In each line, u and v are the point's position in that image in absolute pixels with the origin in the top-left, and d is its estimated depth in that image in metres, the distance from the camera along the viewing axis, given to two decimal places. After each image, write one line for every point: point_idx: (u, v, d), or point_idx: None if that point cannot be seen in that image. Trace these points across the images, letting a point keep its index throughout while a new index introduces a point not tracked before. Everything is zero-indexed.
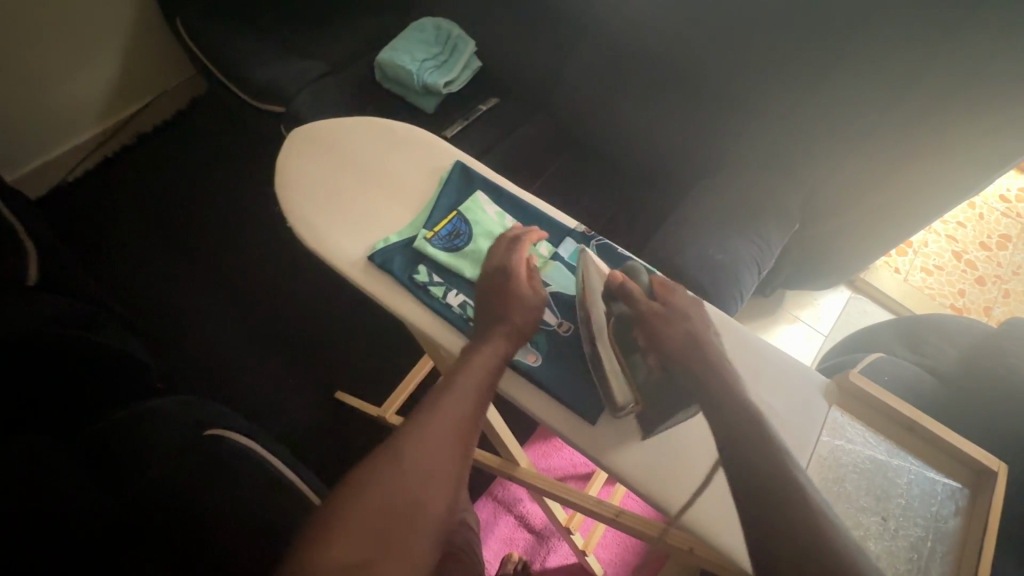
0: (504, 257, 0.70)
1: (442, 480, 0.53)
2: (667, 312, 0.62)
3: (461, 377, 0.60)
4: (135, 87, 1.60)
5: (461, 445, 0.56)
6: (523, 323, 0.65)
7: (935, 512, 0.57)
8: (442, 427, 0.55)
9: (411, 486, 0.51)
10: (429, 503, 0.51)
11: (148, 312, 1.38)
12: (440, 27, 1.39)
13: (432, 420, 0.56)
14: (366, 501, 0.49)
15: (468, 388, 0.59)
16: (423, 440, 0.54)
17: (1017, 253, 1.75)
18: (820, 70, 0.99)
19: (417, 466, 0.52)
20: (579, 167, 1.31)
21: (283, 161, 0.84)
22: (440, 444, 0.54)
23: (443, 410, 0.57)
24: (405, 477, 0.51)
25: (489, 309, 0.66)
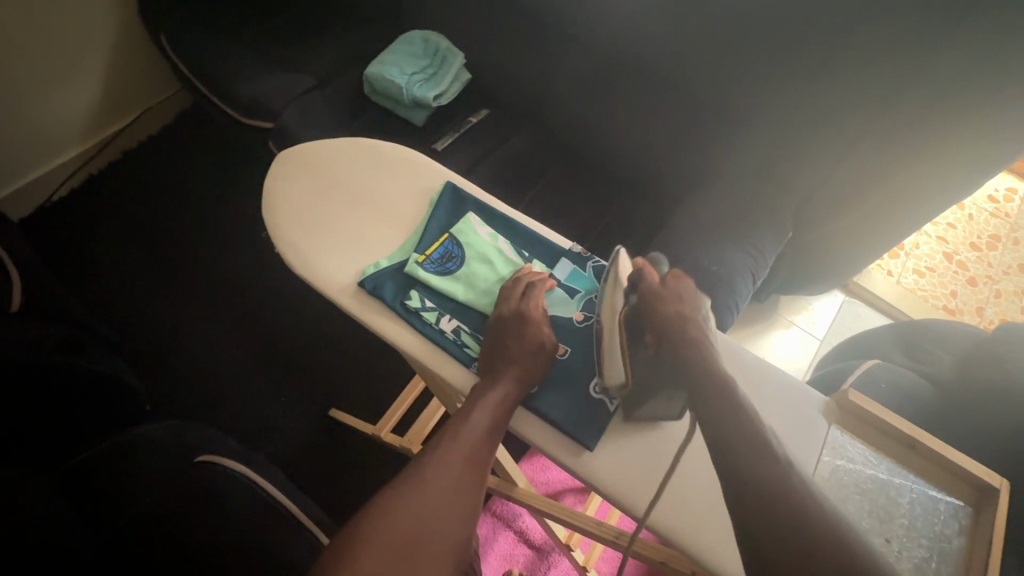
0: (512, 297, 0.69)
1: (456, 516, 0.54)
2: (664, 294, 0.61)
3: (472, 413, 0.61)
4: (119, 104, 1.59)
5: (474, 480, 0.57)
6: (534, 372, 0.65)
7: (939, 532, 0.57)
8: (455, 463, 0.57)
9: (419, 527, 0.52)
10: (437, 545, 0.52)
11: (136, 333, 1.36)
12: (428, 39, 1.38)
13: (445, 455, 0.57)
14: (381, 536, 0.51)
15: (479, 424, 0.60)
16: (436, 475, 0.56)
17: (1007, 253, 1.76)
18: (808, 78, 0.99)
19: (431, 501, 0.54)
20: (571, 178, 1.31)
21: (270, 184, 0.82)
22: (453, 480, 0.56)
23: (455, 445, 0.58)
24: (419, 513, 0.53)
25: (498, 349, 0.65)
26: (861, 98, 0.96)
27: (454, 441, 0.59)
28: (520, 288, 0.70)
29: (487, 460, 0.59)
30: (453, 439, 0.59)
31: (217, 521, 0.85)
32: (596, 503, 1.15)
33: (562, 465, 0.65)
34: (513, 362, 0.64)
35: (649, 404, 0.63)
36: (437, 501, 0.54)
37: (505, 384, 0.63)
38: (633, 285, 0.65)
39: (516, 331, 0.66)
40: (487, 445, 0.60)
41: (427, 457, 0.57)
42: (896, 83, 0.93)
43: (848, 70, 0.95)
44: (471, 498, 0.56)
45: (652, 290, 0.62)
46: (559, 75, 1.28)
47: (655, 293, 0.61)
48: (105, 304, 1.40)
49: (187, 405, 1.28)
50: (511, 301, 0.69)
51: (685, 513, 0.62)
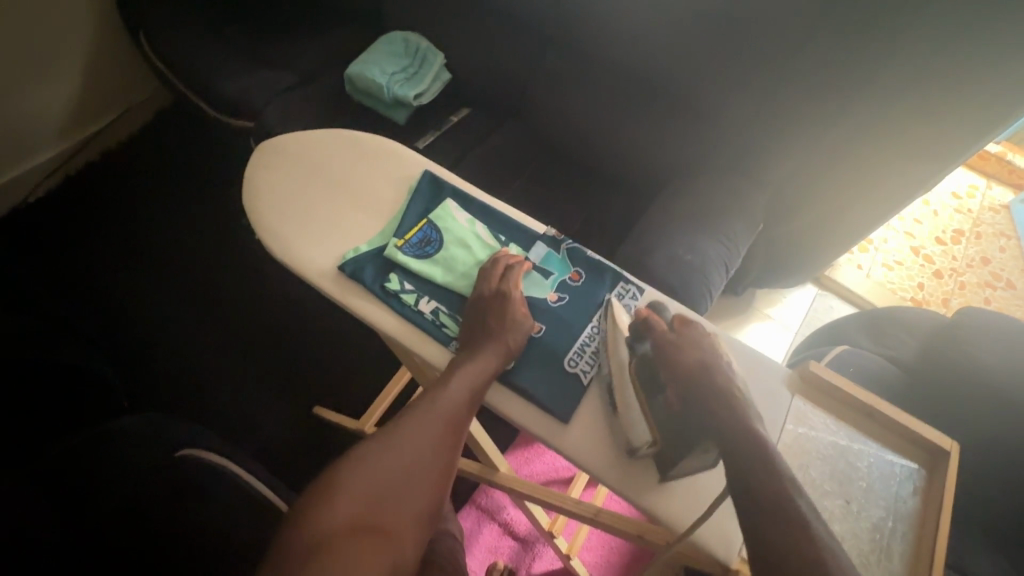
0: (493, 278, 0.71)
1: (429, 475, 0.57)
2: (677, 345, 0.61)
3: (451, 380, 0.63)
4: (98, 104, 1.58)
5: (450, 443, 0.59)
6: (514, 347, 0.66)
7: (895, 493, 0.60)
8: (432, 424, 0.59)
9: (392, 484, 0.55)
10: (408, 504, 0.54)
11: (113, 332, 1.35)
12: (408, 39, 1.40)
13: (423, 417, 0.59)
14: (356, 485, 0.54)
15: (459, 393, 0.62)
16: (414, 434, 0.58)
17: (970, 247, 1.83)
18: (776, 73, 1.03)
19: (406, 459, 0.56)
20: (551, 175, 1.34)
21: (250, 173, 0.83)
22: (429, 440, 0.58)
23: (433, 408, 0.60)
24: (395, 468, 0.55)
25: (481, 323, 0.67)
26: (824, 95, 1.02)
27: (433, 403, 0.61)
28: (499, 269, 0.72)
29: (463, 426, 0.61)
30: (433, 401, 0.61)
31: (204, 511, 0.86)
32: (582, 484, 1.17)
33: (538, 440, 0.67)
34: (493, 337, 0.66)
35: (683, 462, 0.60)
36: (411, 459, 0.56)
37: (486, 358, 0.64)
38: (639, 333, 0.66)
39: (496, 308, 0.68)
40: (465, 411, 0.62)
41: (406, 418, 0.60)
42: (857, 79, 0.98)
43: (813, 67, 1.00)
44: (446, 461, 0.59)
45: (663, 339, 0.62)
46: (537, 74, 1.31)
47: (667, 342, 0.62)
48: (82, 303, 1.38)
49: (168, 404, 1.27)
50: (491, 282, 0.71)
51: (658, 489, 0.64)
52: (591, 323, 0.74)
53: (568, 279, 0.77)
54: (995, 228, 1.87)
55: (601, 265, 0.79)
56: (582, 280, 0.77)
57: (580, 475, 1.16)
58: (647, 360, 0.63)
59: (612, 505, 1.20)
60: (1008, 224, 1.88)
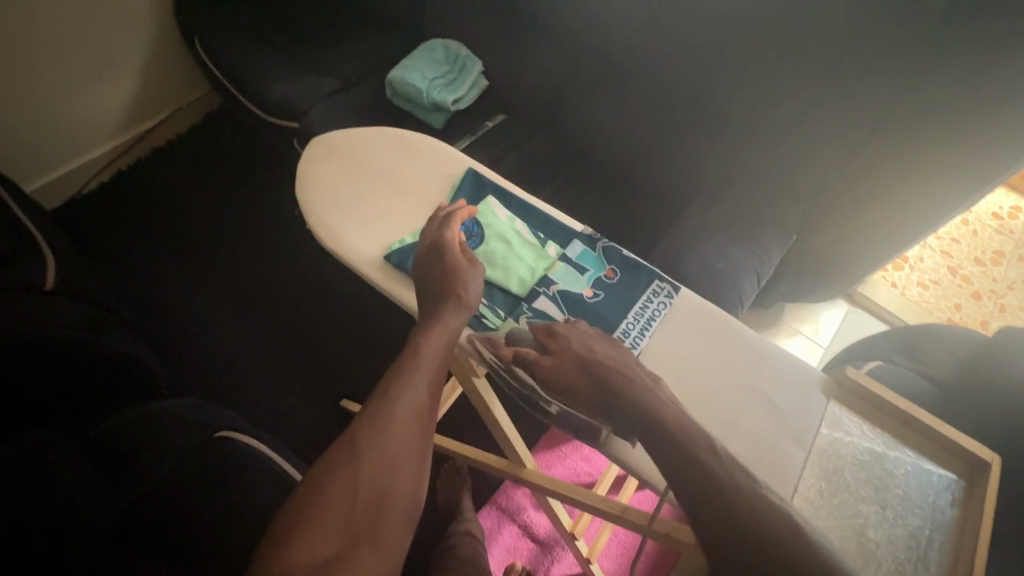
0: (434, 231, 0.75)
1: (402, 475, 0.55)
2: (559, 359, 0.65)
3: (416, 365, 0.61)
4: (150, 104, 1.67)
5: (418, 439, 0.58)
6: (470, 298, 0.69)
7: (933, 502, 0.59)
8: (396, 424, 0.57)
9: (374, 475, 0.54)
10: (396, 487, 0.54)
11: (155, 320, 1.41)
12: (448, 46, 1.45)
13: (386, 418, 0.57)
14: (336, 489, 0.52)
15: (426, 366, 0.62)
16: (380, 438, 0.56)
17: (1011, 269, 1.78)
18: (811, 85, 1.04)
19: (377, 462, 0.54)
20: (583, 181, 1.36)
21: (301, 166, 0.87)
22: (402, 431, 0.57)
23: (397, 405, 0.58)
24: (365, 478, 0.53)
25: (439, 291, 0.69)
26: (859, 108, 1.02)
27: (393, 402, 0.58)
28: (447, 226, 0.75)
29: (429, 418, 0.60)
30: (394, 400, 0.58)
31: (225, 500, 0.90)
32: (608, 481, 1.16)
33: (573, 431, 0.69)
34: (451, 301, 0.67)
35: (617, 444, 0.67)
36: (390, 445, 0.56)
37: (445, 323, 0.66)
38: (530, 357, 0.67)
39: (445, 269, 0.70)
40: (428, 402, 0.60)
41: (364, 423, 0.57)
42: (894, 93, 0.98)
43: (848, 80, 1.01)
44: (417, 458, 0.57)
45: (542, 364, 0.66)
46: (572, 82, 1.34)
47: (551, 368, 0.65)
48: (128, 292, 1.44)
49: (205, 390, 1.32)
50: (439, 236, 0.74)
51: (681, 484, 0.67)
52: (627, 317, 0.74)
53: (604, 276, 0.78)
54: None
55: (637, 263, 0.80)
56: (618, 277, 0.78)
57: (606, 472, 1.15)
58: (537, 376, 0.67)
59: (639, 503, 1.18)
60: None
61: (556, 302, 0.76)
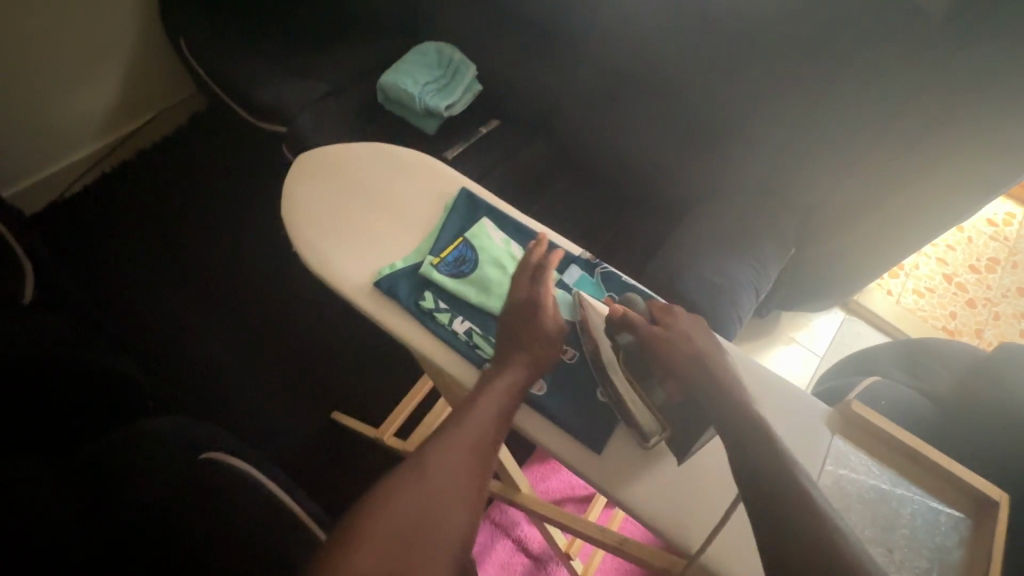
0: (524, 286, 0.71)
1: (458, 513, 0.52)
2: (669, 334, 0.63)
3: (479, 406, 0.60)
4: (135, 105, 1.61)
5: (473, 478, 0.55)
6: (544, 356, 0.66)
7: (940, 543, 0.57)
8: (455, 459, 0.55)
9: (429, 507, 0.52)
10: (449, 524, 0.51)
11: (141, 330, 1.37)
12: (442, 50, 1.41)
13: (446, 451, 0.56)
14: (390, 514, 0.50)
15: (489, 410, 0.60)
16: (435, 469, 0.54)
17: (1005, 276, 1.78)
18: (815, 97, 1.02)
19: (433, 493, 0.53)
20: (579, 190, 1.33)
21: (289, 184, 0.84)
22: (459, 468, 0.55)
23: (457, 441, 0.57)
24: (417, 506, 0.51)
25: (510, 337, 0.67)
26: (864, 121, 1.00)
27: (453, 437, 0.57)
28: (529, 273, 0.72)
29: (488, 461, 0.57)
30: (454, 434, 0.57)
31: (224, 513, 0.87)
32: (598, 508, 1.15)
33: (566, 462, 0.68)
34: (520, 348, 0.65)
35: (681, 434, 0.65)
36: (447, 480, 0.54)
37: (514, 370, 0.63)
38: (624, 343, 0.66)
39: (527, 321, 0.67)
40: (490, 444, 0.58)
41: (424, 454, 0.56)
42: (899, 107, 0.96)
43: (852, 93, 0.98)
44: (471, 500, 0.54)
45: (651, 334, 0.64)
46: (569, 89, 1.31)
47: (660, 335, 0.63)
48: (115, 301, 1.41)
49: (193, 405, 1.29)
50: (522, 287, 0.70)
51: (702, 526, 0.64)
52: None
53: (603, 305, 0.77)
54: None
55: (635, 291, 0.79)
56: None
57: (597, 499, 1.14)
58: (634, 351, 0.66)
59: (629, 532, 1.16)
60: None
61: None
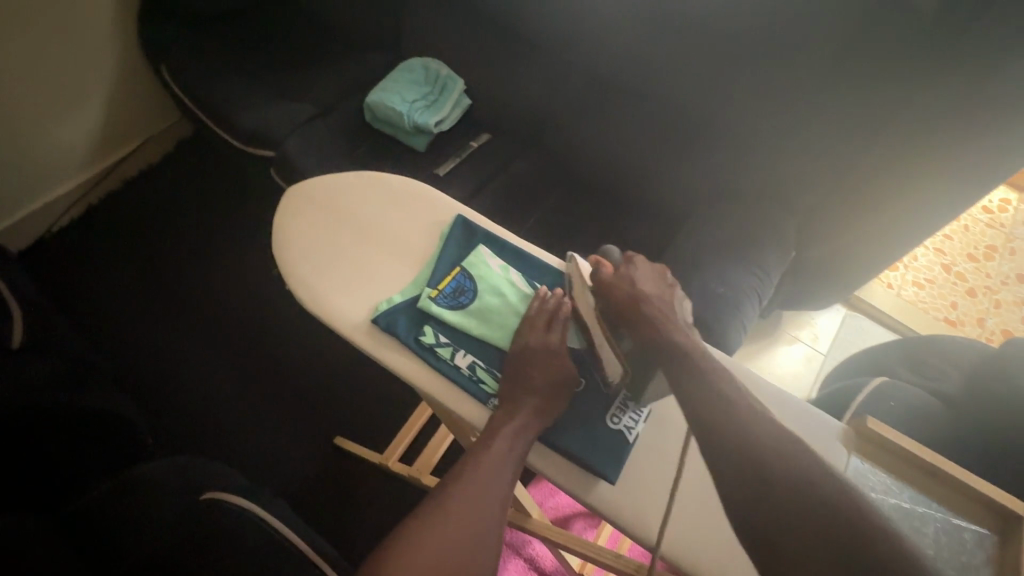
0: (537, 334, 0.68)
1: (474, 564, 0.52)
2: (616, 278, 0.66)
3: (494, 448, 0.59)
4: (120, 135, 1.59)
5: (492, 525, 0.55)
6: (558, 403, 0.64)
7: (966, 561, 0.56)
8: (471, 506, 0.55)
9: (445, 558, 0.51)
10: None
11: (135, 364, 1.35)
12: (428, 66, 1.39)
13: (462, 497, 0.55)
14: (407, 566, 0.50)
15: (504, 452, 0.59)
16: (452, 517, 0.54)
17: (1004, 264, 1.78)
18: (806, 100, 1.01)
19: (449, 543, 0.52)
20: (574, 201, 1.32)
21: (279, 219, 0.82)
22: (475, 516, 0.54)
23: (473, 486, 0.56)
24: (435, 558, 0.51)
25: (517, 375, 0.65)
26: (858, 121, 0.99)
27: (468, 482, 0.56)
28: (541, 321, 0.69)
29: (504, 506, 0.56)
30: (470, 478, 0.57)
31: (230, 554, 0.83)
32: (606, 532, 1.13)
33: (577, 495, 0.64)
34: (530, 388, 0.64)
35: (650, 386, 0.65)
36: (463, 529, 0.53)
37: (527, 411, 0.62)
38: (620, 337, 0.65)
39: (534, 361, 0.66)
40: (505, 487, 0.57)
41: (440, 500, 0.55)
42: (893, 106, 0.95)
43: (844, 94, 0.97)
44: (490, 548, 0.53)
45: (607, 282, 0.66)
46: (559, 100, 1.30)
47: (609, 281, 0.66)
48: (108, 336, 1.38)
49: (192, 439, 1.26)
50: (536, 334, 0.68)
51: (731, 565, 0.61)
52: None
53: None
54: None
55: None
56: None
57: (605, 524, 1.12)
58: (601, 305, 0.66)
59: (638, 556, 1.15)
60: None
61: None
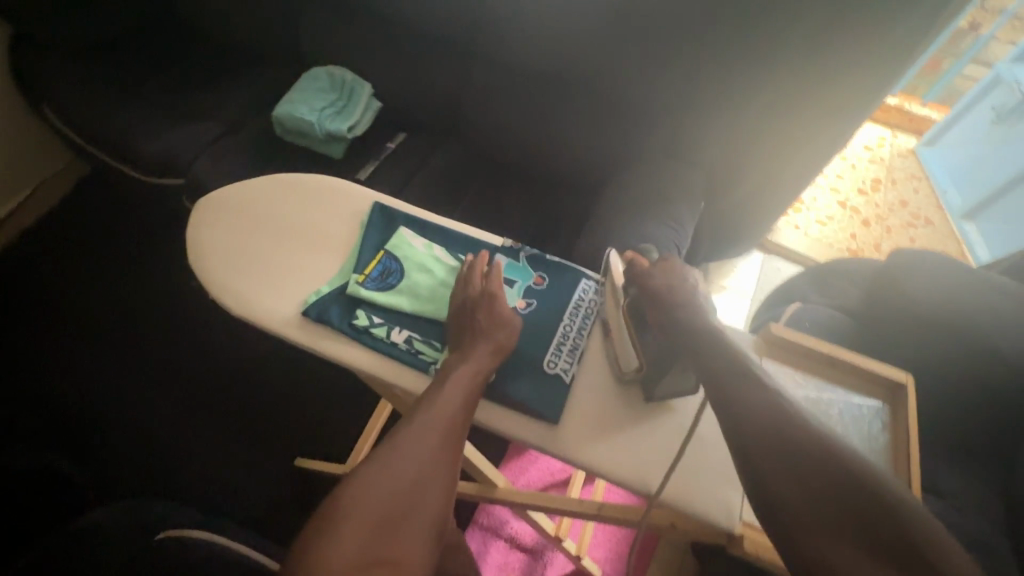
0: (477, 282, 0.71)
1: (431, 493, 0.55)
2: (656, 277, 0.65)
3: (447, 391, 0.62)
4: (7, 184, 1.48)
5: (445, 460, 0.57)
6: (506, 344, 0.67)
7: (868, 431, 0.64)
8: (424, 442, 0.58)
9: (400, 489, 0.54)
10: (423, 505, 0.54)
11: (61, 422, 1.25)
12: (332, 73, 1.38)
13: (415, 435, 0.58)
14: (362, 499, 0.52)
15: (457, 393, 0.62)
16: (406, 452, 0.56)
17: (888, 193, 1.99)
18: (690, 61, 1.10)
19: (404, 475, 0.55)
20: (497, 186, 1.35)
21: (191, 232, 0.81)
22: (429, 451, 0.57)
23: (426, 425, 0.59)
24: (390, 489, 0.54)
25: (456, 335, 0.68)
26: (737, 74, 1.08)
27: (420, 422, 0.59)
28: (478, 270, 0.73)
29: (459, 442, 0.59)
30: (423, 426, 0.59)
31: None
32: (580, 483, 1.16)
33: (535, 447, 0.67)
34: (472, 345, 0.66)
35: (666, 380, 0.66)
36: (417, 463, 0.56)
37: (475, 359, 0.64)
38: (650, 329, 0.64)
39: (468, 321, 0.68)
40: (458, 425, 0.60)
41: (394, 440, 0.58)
42: (762, 55, 1.04)
43: (720, 51, 1.06)
44: (439, 490, 0.55)
45: (645, 280, 0.66)
46: (466, 90, 1.33)
47: (650, 281, 0.65)
48: (25, 398, 1.28)
49: (138, 488, 1.19)
50: (474, 282, 0.71)
51: (683, 480, 0.65)
52: (564, 317, 0.76)
53: (533, 284, 0.79)
54: (907, 172, 2.04)
55: (562, 266, 0.82)
56: (546, 283, 0.79)
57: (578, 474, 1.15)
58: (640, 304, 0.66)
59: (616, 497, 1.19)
60: (918, 169, 2.06)
61: None
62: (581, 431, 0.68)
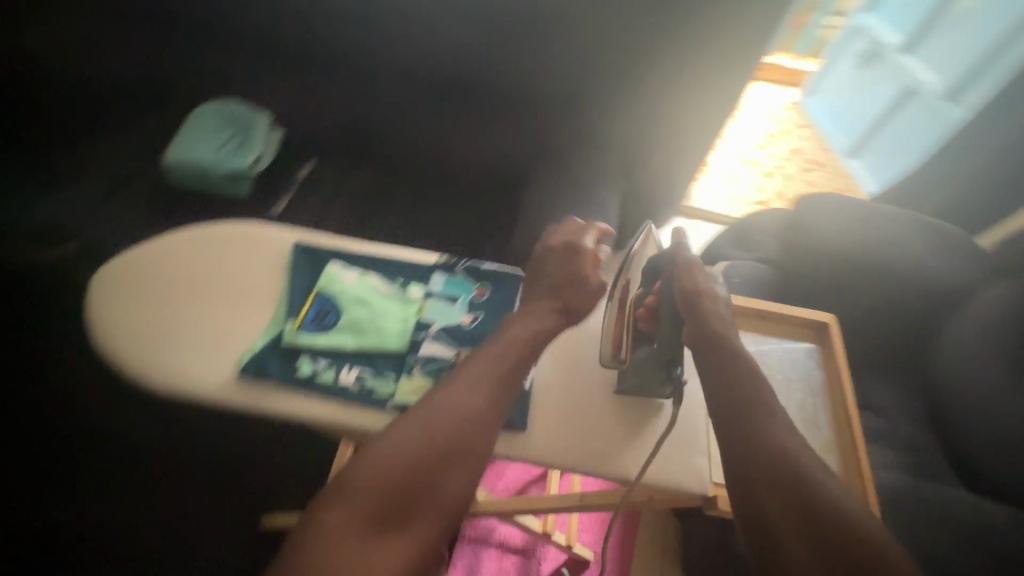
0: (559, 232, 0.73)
1: (454, 472, 0.52)
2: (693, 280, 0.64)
3: (480, 369, 0.58)
4: None
5: (471, 441, 0.54)
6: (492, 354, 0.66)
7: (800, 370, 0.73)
8: (450, 417, 0.54)
9: (420, 463, 0.51)
10: (444, 484, 0.51)
11: None
12: (222, 108, 1.29)
13: (443, 408, 0.54)
14: (379, 469, 0.50)
15: (491, 371, 0.58)
16: (432, 426, 0.53)
17: (782, 144, 2.16)
18: (583, 49, 1.14)
19: (425, 449, 0.52)
20: (420, 198, 1.33)
21: (95, 310, 0.74)
22: (456, 427, 0.54)
23: (455, 398, 0.55)
24: (410, 461, 0.51)
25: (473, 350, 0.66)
26: (630, 55, 1.13)
27: (450, 395, 0.56)
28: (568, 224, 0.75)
29: (490, 423, 0.56)
30: (446, 405, 0.55)
31: None
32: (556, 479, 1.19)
33: (503, 456, 0.67)
34: None
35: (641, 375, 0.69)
36: (441, 438, 0.53)
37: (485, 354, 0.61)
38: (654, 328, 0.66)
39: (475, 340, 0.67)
40: (489, 403, 0.56)
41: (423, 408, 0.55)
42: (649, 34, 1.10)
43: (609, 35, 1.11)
44: (462, 472, 0.52)
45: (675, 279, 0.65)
46: (371, 107, 1.30)
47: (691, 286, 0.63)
48: None
49: None
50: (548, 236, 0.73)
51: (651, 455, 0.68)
52: None
53: (475, 297, 0.76)
54: (795, 122, 2.23)
55: (498, 271, 0.80)
56: (488, 293, 0.77)
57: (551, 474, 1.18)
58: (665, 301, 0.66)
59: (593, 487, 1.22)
60: (802, 118, 2.23)
61: (442, 342, 0.72)
62: (550, 430, 0.69)
